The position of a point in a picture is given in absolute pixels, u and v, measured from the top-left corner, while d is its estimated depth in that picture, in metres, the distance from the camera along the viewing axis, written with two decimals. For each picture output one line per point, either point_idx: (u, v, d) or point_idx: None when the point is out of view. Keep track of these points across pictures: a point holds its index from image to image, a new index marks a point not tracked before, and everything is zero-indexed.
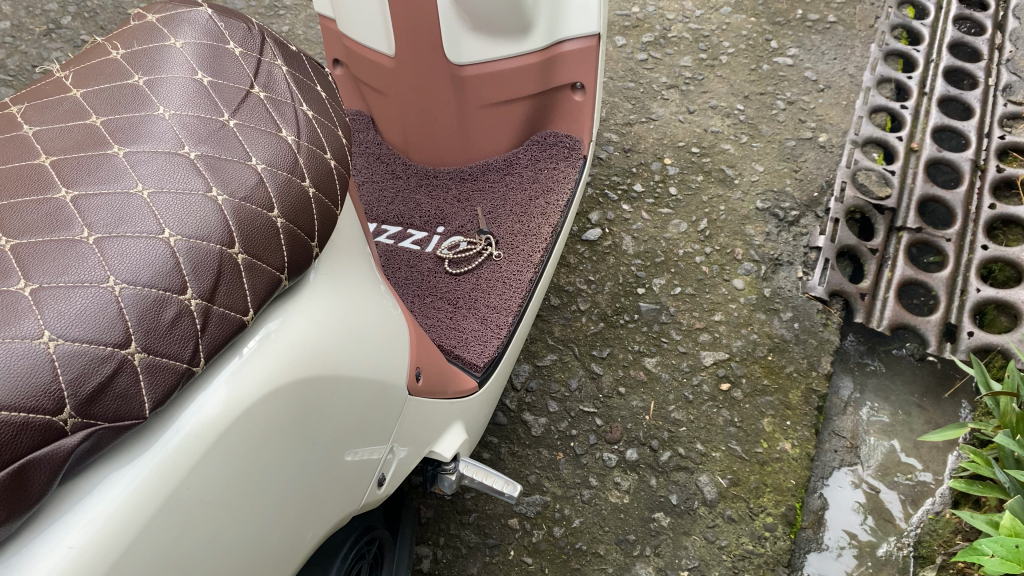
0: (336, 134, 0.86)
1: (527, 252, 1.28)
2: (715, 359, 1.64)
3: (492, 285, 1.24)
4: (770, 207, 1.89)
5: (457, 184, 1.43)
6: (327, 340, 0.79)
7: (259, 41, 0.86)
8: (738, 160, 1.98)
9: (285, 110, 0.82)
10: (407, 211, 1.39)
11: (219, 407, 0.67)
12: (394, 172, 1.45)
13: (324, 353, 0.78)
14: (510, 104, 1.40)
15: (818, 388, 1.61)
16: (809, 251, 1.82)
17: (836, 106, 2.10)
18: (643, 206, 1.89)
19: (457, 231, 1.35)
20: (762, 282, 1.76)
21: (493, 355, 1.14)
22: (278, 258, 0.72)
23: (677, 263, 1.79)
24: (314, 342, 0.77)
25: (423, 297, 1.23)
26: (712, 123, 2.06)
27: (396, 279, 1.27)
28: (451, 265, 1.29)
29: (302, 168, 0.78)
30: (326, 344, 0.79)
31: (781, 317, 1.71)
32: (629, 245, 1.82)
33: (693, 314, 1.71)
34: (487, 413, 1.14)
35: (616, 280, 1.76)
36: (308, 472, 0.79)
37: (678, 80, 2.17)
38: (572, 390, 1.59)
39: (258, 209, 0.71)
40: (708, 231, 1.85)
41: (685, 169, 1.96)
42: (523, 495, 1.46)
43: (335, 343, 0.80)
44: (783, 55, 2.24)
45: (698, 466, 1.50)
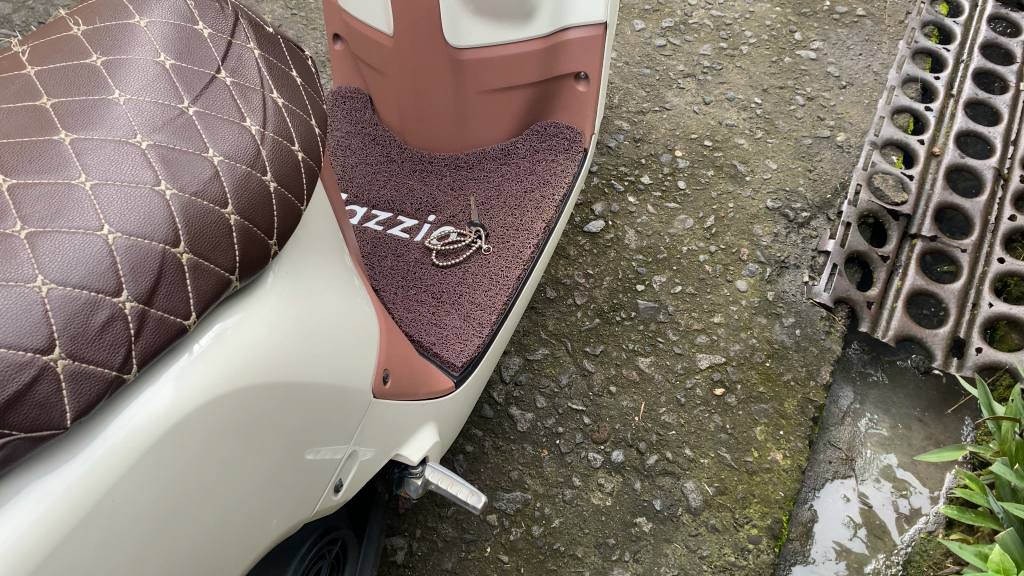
0: (309, 124, 0.83)
1: (518, 248, 1.24)
2: (711, 363, 1.59)
3: (478, 280, 1.20)
4: (781, 207, 1.83)
5: (452, 171, 1.38)
6: (284, 342, 0.76)
7: (231, 22, 0.82)
8: (751, 157, 1.92)
9: (252, 98, 0.78)
10: (398, 197, 1.35)
11: (161, 411, 0.64)
12: (388, 155, 1.41)
13: (279, 356, 0.75)
14: (510, 91, 1.34)
15: (815, 399, 1.57)
16: (817, 255, 1.76)
17: (858, 105, 2.03)
18: (649, 199, 1.83)
19: (447, 221, 1.31)
20: (766, 285, 1.71)
21: (473, 354, 1.11)
22: (228, 257, 0.68)
23: (680, 260, 1.74)
24: (268, 344, 0.74)
25: (406, 289, 1.20)
26: (727, 116, 1.99)
27: (380, 270, 1.23)
28: (439, 257, 1.25)
29: (264, 161, 0.74)
30: (282, 346, 0.75)
31: (782, 322, 1.66)
32: (632, 239, 1.77)
33: (692, 315, 1.66)
34: (464, 414, 1.11)
35: (615, 275, 1.71)
36: (255, 480, 0.76)
37: (696, 69, 2.10)
38: (562, 386, 1.55)
39: (209, 206, 0.68)
40: (714, 229, 1.79)
41: (696, 162, 1.90)
42: (504, 491, 1.43)
43: (292, 345, 0.77)
44: (807, 48, 2.15)
45: (685, 472, 1.46)
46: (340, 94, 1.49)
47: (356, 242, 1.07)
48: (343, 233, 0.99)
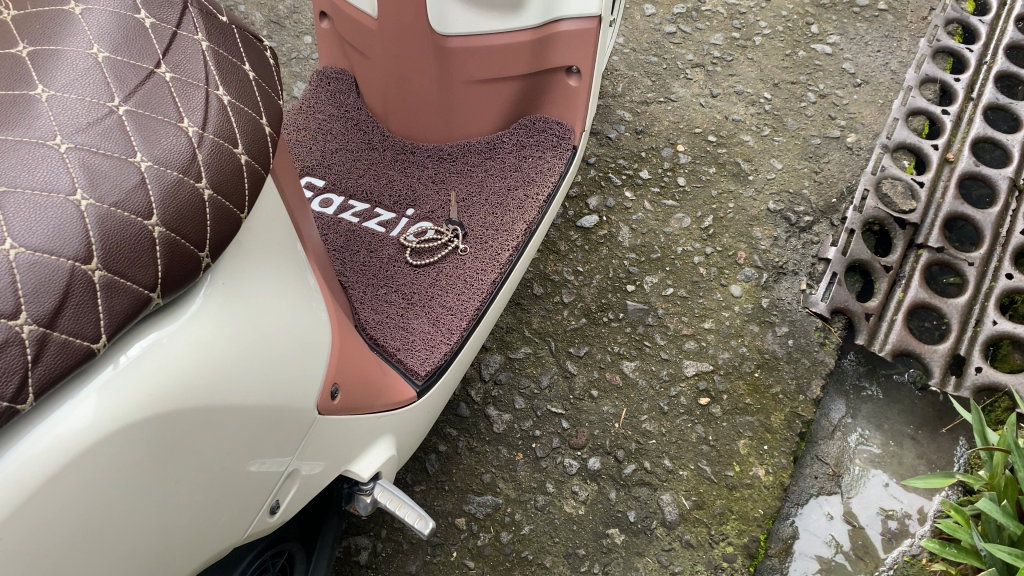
0: (258, 123, 0.77)
1: (496, 250, 1.19)
2: (698, 370, 1.54)
3: (451, 282, 1.16)
4: (783, 210, 1.76)
5: (434, 163, 1.32)
6: (220, 358, 0.71)
7: (178, 11, 0.77)
8: (756, 155, 1.84)
9: (193, 95, 0.73)
10: (377, 187, 1.30)
11: (80, 428, 0.59)
12: (370, 142, 1.35)
13: (215, 373, 0.70)
14: (498, 82, 1.28)
15: (803, 414, 1.51)
16: (816, 261, 1.70)
17: (871, 105, 1.95)
18: (647, 195, 1.77)
19: (425, 217, 1.26)
20: (761, 291, 1.65)
21: (439, 363, 1.06)
22: (149, 273, 0.63)
23: (674, 260, 1.68)
24: (202, 360, 0.69)
25: (376, 288, 1.15)
26: (734, 111, 1.91)
27: (351, 265, 1.19)
28: (413, 255, 1.20)
29: (200, 167, 0.69)
30: (217, 364, 0.71)
31: (775, 331, 1.60)
32: (625, 236, 1.71)
33: (682, 319, 1.60)
34: (427, 424, 1.07)
35: (606, 274, 1.65)
36: (180, 502, 0.71)
37: (705, 59, 2.02)
38: (542, 388, 1.51)
39: (131, 217, 0.63)
40: (712, 229, 1.72)
41: (698, 159, 1.83)
42: (475, 493, 1.39)
43: (229, 362, 0.72)
44: (823, 41, 2.07)
45: (662, 483, 1.42)
46: (325, 74, 1.43)
47: (319, 241, 1.02)
48: (302, 235, 0.94)
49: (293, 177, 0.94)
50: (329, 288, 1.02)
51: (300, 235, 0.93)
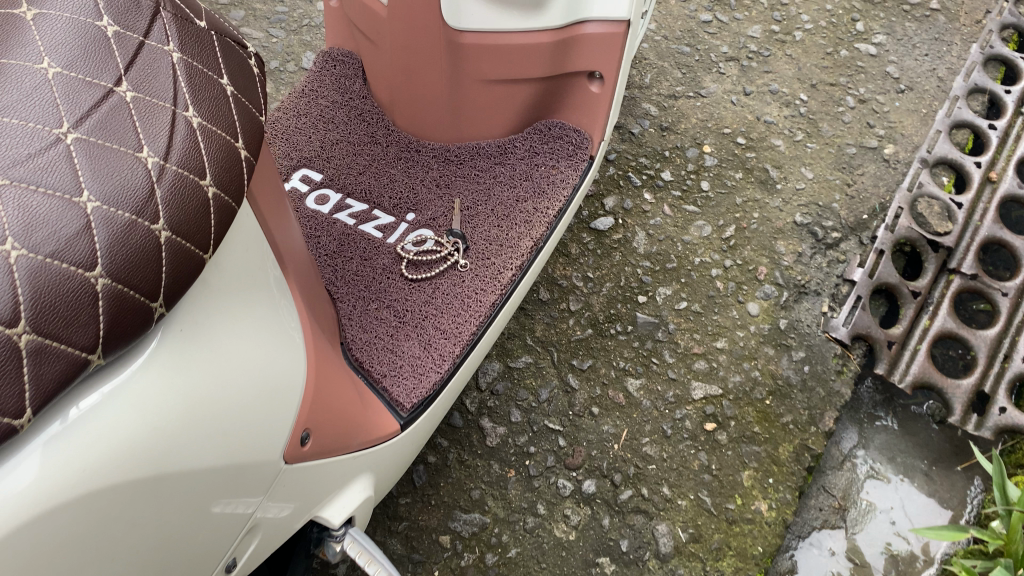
0: (231, 148, 0.69)
1: (497, 268, 1.11)
2: (706, 394, 1.47)
3: (447, 302, 1.08)
4: (809, 223, 1.67)
5: (439, 164, 1.24)
6: (178, 412, 0.64)
7: (147, 17, 0.68)
8: (786, 161, 1.74)
9: (157, 119, 0.64)
10: (376, 187, 1.22)
11: (17, 498, 0.52)
12: (374, 135, 1.27)
13: (171, 430, 0.63)
14: (513, 85, 1.18)
15: (813, 446, 1.44)
16: (840, 282, 1.61)
17: (914, 114, 1.82)
18: (667, 198, 1.67)
19: (425, 224, 1.18)
20: (780, 311, 1.56)
21: (427, 393, 0.99)
22: (88, 333, 0.56)
23: (690, 271, 1.59)
24: (159, 415, 0.62)
25: (366, 303, 1.08)
26: (767, 111, 1.80)
27: (342, 274, 1.11)
28: (410, 267, 1.13)
29: (157, 205, 0.62)
30: (174, 418, 0.64)
31: (791, 355, 1.52)
32: (641, 242, 1.62)
33: (693, 337, 1.52)
34: (409, 456, 1.01)
35: (617, 282, 1.57)
36: (125, 566, 0.64)
37: (741, 52, 1.90)
38: (540, 402, 1.44)
39: (69, 269, 0.56)
40: (733, 240, 1.63)
41: (725, 162, 1.73)
42: (462, 510, 1.33)
43: (189, 416, 0.65)
44: (867, 41, 1.94)
45: (658, 513, 1.34)
46: (332, 57, 1.35)
47: (306, 258, 0.95)
48: (284, 256, 0.87)
49: (277, 193, 0.87)
50: (313, 309, 0.95)
51: (282, 258, 0.86)
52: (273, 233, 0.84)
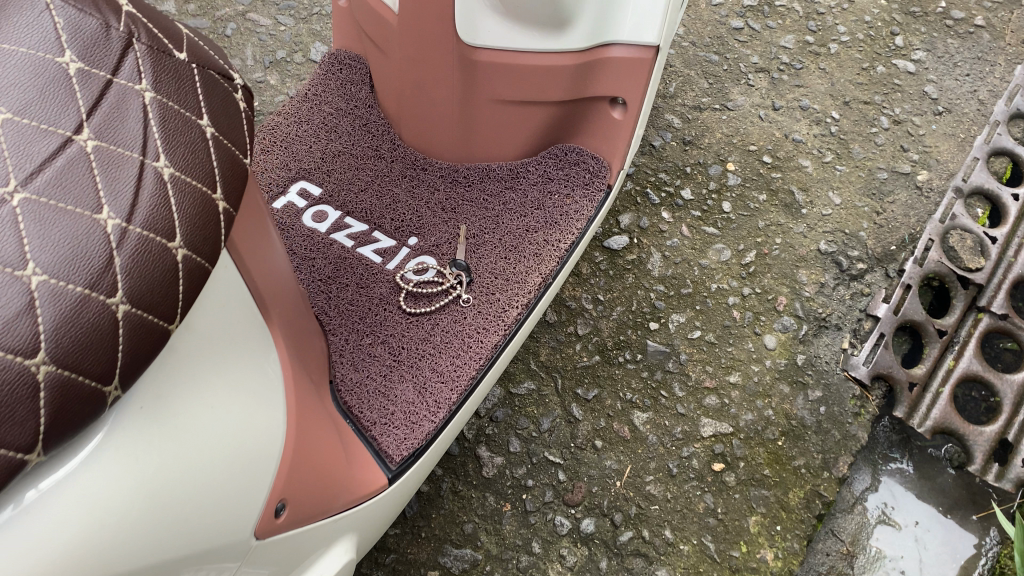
0: (207, 200, 0.62)
1: (501, 305, 1.03)
2: (716, 431, 1.39)
3: (447, 341, 1.01)
4: (834, 252, 1.58)
5: (446, 185, 1.16)
6: (135, 503, 0.58)
7: (117, 51, 0.60)
8: (813, 184, 1.65)
9: (121, 172, 0.57)
10: (377, 207, 1.15)
11: None
12: (378, 149, 1.19)
13: (127, 521, 0.57)
14: (529, 108, 1.10)
15: (825, 493, 1.37)
16: (863, 317, 1.53)
17: (950, 139, 1.72)
18: (686, 218, 1.59)
19: (427, 251, 1.10)
20: (798, 345, 1.49)
21: (419, 444, 0.92)
22: (28, 430, 0.49)
23: (706, 297, 1.51)
24: (113, 507, 0.56)
25: (360, 337, 1.01)
26: (796, 129, 1.72)
27: (336, 303, 1.04)
28: (409, 299, 1.05)
29: (114, 274, 0.55)
30: (132, 506, 0.58)
31: (807, 394, 1.45)
32: (656, 264, 1.54)
33: (705, 369, 1.45)
34: (397, 509, 0.94)
35: (628, 306, 1.49)
36: None
37: (772, 64, 1.81)
38: (541, 432, 1.37)
39: (7, 358, 0.49)
40: (753, 267, 1.55)
41: (748, 181, 1.64)
42: (453, 544, 1.27)
43: (149, 503, 0.59)
44: (906, 57, 1.84)
45: (659, 557, 1.28)
46: (339, 59, 1.27)
47: (295, 296, 0.88)
48: (271, 301, 0.79)
49: (264, 232, 0.79)
50: (299, 351, 0.88)
51: (268, 304, 0.79)
52: (258, 278, 0.76)
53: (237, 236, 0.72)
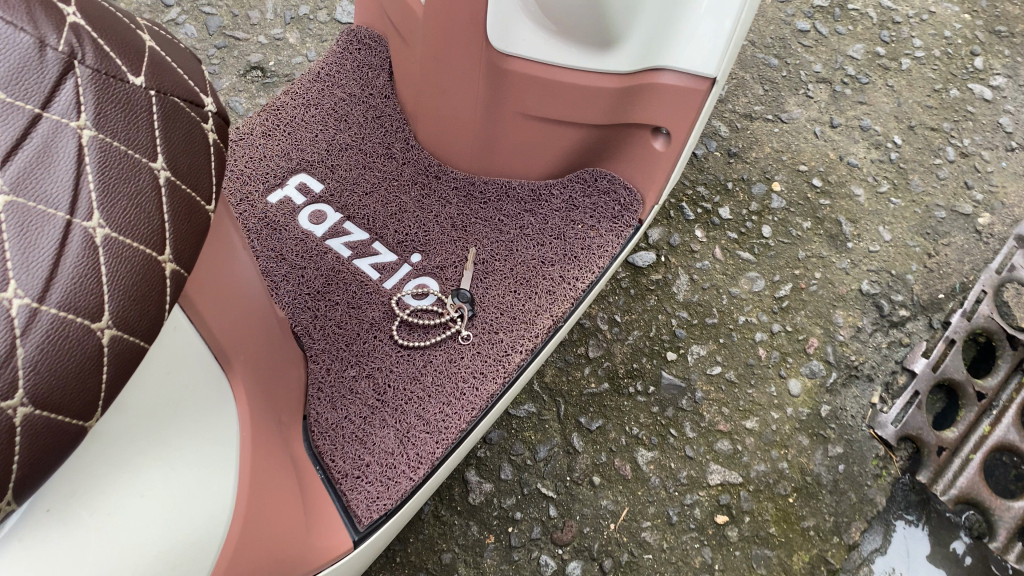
0: (150, 264, 0.51)
1: (503, 348, 0.93)
2: (723, 480, 1.29)
3: (437, 383, 0.91)
4: (877, 294, 1.46)
5: (460, 200, 1.05)
6: None
7: (51, 77, 0.49)
8: (863, 216, 1.52)
9: (37, 236, 0.47)
10: (381, 214, 1.04)
11: None
12: (390, 148, 1.09)
13: None
14: (560, 127, 0.98)
15: (832, 560, 1.26)
16: (898, 370, 1.41)
17: (1020, 179, 1.56)
18: (721, 239, 1.47)
19: (429, 272, 1.00)
20: (823, 395, 1.38)
21: (392, 504, 0.82)
22: None
23: (731, 330, 1.40)
24: None
25: (343, 368, 0.92)
26: (852, 151, 1.58)
27: (322, 324, 0.95)
28: (402, 328, 0.95)
29: (14, 368, 0.44)
30: None
31: (827, 450, 1.34)
32: (682, 287, 1.43)
33: (721, 411, 1.34)
34: (362, 569, 0.85)
35: (646, 332, 1.39)
36: None
37: (835, 74, 1.66)
38: (537, 460, 1.28)
39: None
40: (786, 301, 1.43)
41: (793, 206, 1.51)
42: (429, 574, 1.19)
43: None
44: (984, 81, 1.67)
45: None
46: (358, 38, 1.15)
47: (269, 329, 0.79)
48: (235, 348, 0.70)
49: (233, 270, 0.69)
50: (269, 394, 0.78)
51: (232, 353, 0.69)
52: (220, 327, 0.66)
53: (195, 286, 0.62)
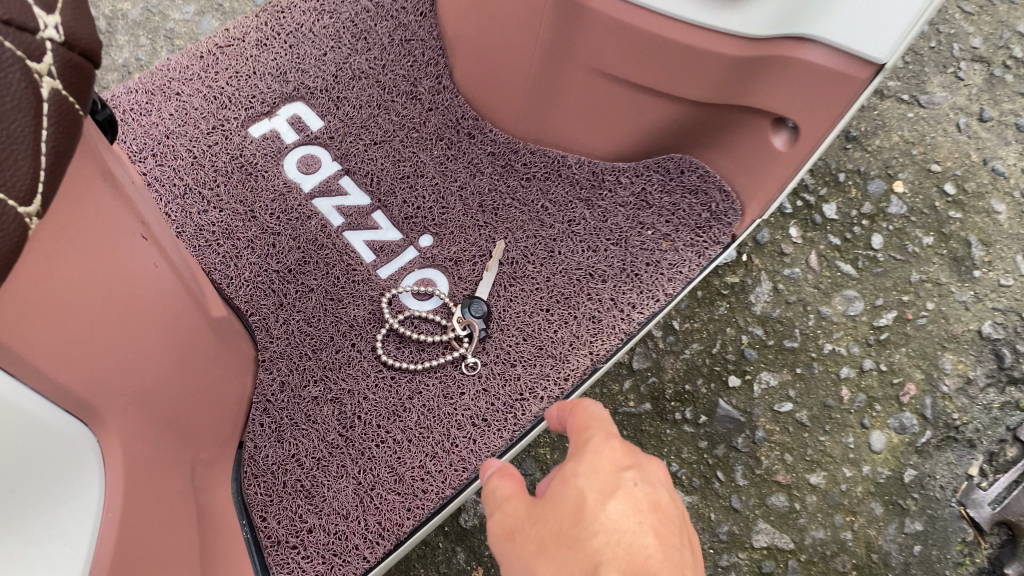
0: None
1: (518, 390, 0.74)
2: (770, 544, 1.06)
3: (424, 423, 0.72)
4: (1001, 340, 1.15)
5: (499, 170, 0.88)
6: None
7: None
8: (1000, 237, 1.21)
9: None
10: (390, 174, 0.87)
11: None
12: (416, 87, 0.91)
13: None
14: (648, 94, 0.76)
15: None
16: (1008, 440, 1.10)
17: None
18: (818, 244, 1.21)
19: (439, 265, 0.83)
20: (910, 455, 1.10)
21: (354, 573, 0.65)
22: None
23: (812, 359, 1.14)
24: None
25: (302, 385, 0.74)
26: (1000, 154, 1.26)
27: (288, 317, 0.77)
28: (388, 343, 0.77)
29: None
30: None
31: (903, 525, 1.07)
32: (761, 298, 1.17)
33: (782, 458, 1.10)
34: None
35: (707, 346, 1.15)
36: None
37: (998, 53, 1.32)
38: None
39: None
40: (885, 333, 1.16)
41: (914, 215, 1.22)
42: None
43: None
44: None
45: None
46: None
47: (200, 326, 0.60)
48: (122, 377, 0.49)
49: (124, 267, 0.48)
50: (195, 416, 0.59)
51: (114, 388, 0.48)
52: (91, 353, 0.46)
53: (21, 295, 0.39)
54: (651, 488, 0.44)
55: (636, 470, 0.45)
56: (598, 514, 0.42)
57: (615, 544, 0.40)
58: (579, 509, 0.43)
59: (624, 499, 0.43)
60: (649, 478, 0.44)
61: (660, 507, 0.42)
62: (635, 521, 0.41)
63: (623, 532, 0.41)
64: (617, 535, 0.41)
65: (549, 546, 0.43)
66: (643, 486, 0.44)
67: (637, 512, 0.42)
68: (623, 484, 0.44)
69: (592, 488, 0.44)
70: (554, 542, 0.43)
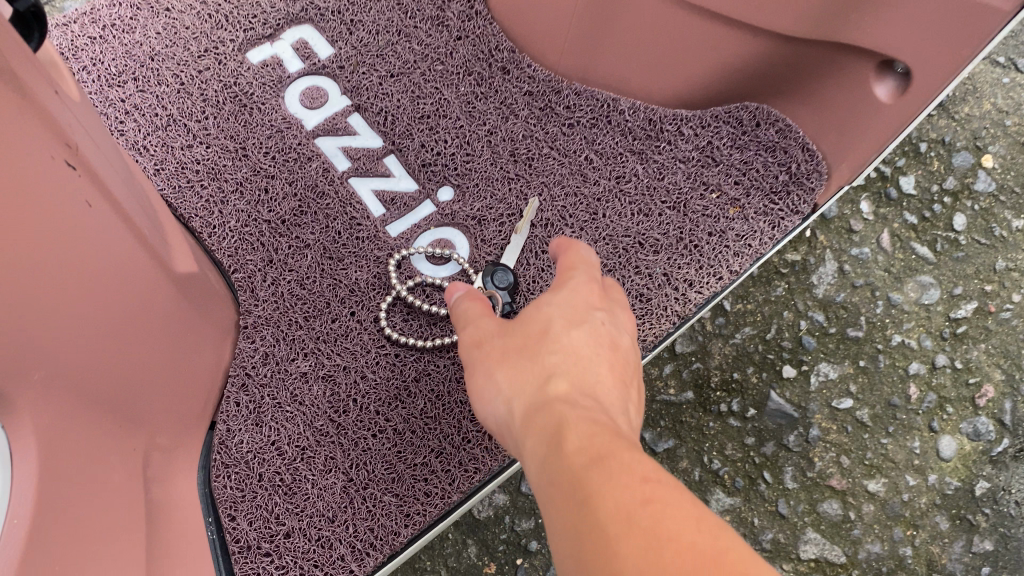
0: None
1: None
2: (819, 556, 0.94)
3: (431, 408, 0.63)
4: None
5: (541, 112, 0.77)
6: None
7: None
8: None
9: None
10: (408, 113, 0.77)
11: None
12: (444, 13, 0.80)
13: None
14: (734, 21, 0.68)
15: None
16: None
17: None
18: (892, 222, 1.07)
19: (459, 224, 0.73)
20: (984, 466, 0.97)
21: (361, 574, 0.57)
22: None
23: (877, 352, 1.01)
24: None
25: (290, 358, 0.64)
26: None
27: (278, 274, 0.67)
28: (393, 313, 0.67)
29: None
30: None
31: (971, 544, 0.95)
32: (823, 280, 1.04)
33: (838, 461, 0.97)
34: None
35: (760, 331, 1.02)
36: None
37: None
38: None
39: None
40: (963, 326, 1.02)
41: (1003, 195, 1.08)
42: None
43: None
44: None
45: None
46: None
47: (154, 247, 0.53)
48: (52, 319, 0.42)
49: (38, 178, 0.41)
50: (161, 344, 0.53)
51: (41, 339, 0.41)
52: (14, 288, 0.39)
53: None
54: (615, 332, 0.47)
55: (605, 312, 0.48)
56: (561, 337, 0.45)
57: (567, 361, 0.44)
58: (545, 329, 0.46)
59: (589, 329, 0.46)
60: (616, 321, 0.48)
61: (620, 347, 0.46)
62: (595, 349, 0.45)
63: (579, 355, 0.44)
64: (574, 354, 0.44)
65: (509, 354, 0.46)
66: (609, 327, 0.47)
67: (597, 344, 0.45)
68: (591, 319, 0.47)
69: (559, 315, 0.47)
70: (514, 355, 0.46)
